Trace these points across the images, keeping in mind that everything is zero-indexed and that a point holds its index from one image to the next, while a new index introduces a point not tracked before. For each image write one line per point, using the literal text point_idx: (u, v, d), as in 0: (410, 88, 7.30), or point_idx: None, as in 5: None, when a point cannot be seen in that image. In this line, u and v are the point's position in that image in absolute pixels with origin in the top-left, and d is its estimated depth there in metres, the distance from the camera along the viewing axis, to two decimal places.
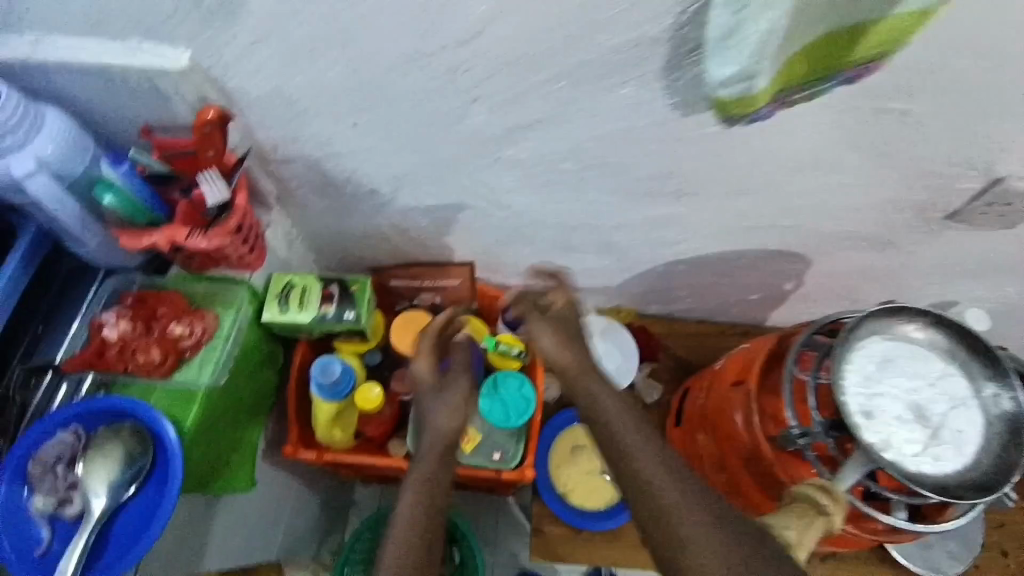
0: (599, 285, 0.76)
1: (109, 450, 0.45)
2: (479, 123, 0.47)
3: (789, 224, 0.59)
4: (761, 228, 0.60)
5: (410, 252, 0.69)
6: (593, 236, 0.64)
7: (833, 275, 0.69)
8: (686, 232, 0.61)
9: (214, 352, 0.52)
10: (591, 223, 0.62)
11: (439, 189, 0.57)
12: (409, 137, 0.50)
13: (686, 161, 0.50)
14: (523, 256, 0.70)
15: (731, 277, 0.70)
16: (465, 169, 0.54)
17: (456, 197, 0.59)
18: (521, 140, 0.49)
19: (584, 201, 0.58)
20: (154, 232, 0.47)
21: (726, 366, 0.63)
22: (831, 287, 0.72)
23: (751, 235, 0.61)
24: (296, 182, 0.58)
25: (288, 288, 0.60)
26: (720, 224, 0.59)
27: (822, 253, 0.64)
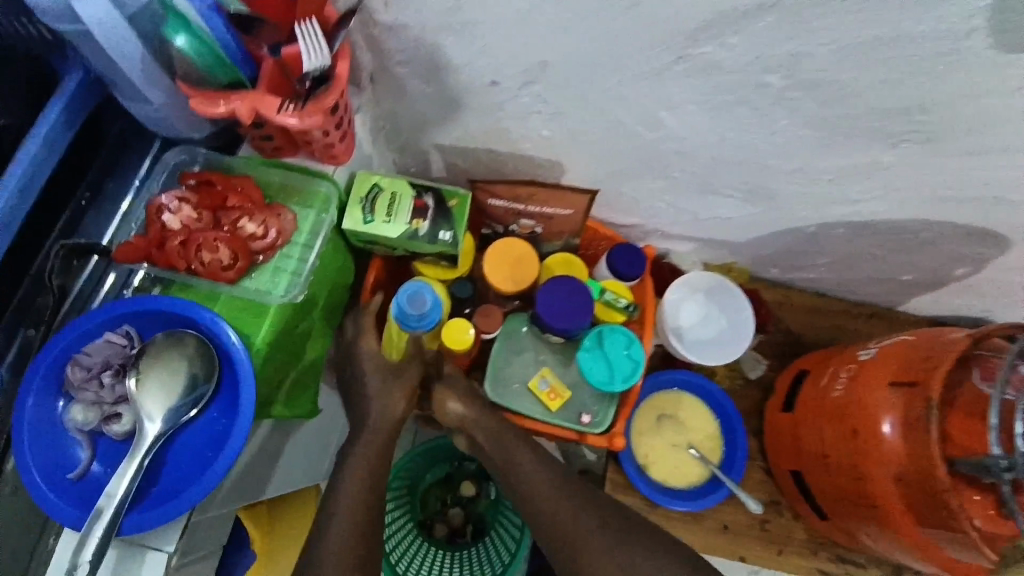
0: (723, 237, 0.65)
1: (164, 363, 0.39)
2: None
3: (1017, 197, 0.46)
4: (975, 195, 0.47)
5: (514, 168, 0.58)
6: (750, 178, 0.52)
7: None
8: (873, 188, 0.49)
9: (290, 259, 0.43)
10: (752, 163, 0.50)
11: (581, 91, 0.45)
12: (576, 11, 0.37)
13: (940, 91, 0.38)
14: (648, 190, 0.58)
15: (890, 250, 0.58)
16: (630, 65, 0.41)
17: (597, 108, 0.47)
18: (727, 32, 0.37)
19: (764, 131, 0.45)
20: (234, 97, 0.37)
21: (875, 358, 0.53)
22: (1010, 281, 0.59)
23: (953, 201, 0.49)
24: (400, 58, 0.46)
25: (374, 192, 0.50)
26: (920, 184, 0.47)
27: None
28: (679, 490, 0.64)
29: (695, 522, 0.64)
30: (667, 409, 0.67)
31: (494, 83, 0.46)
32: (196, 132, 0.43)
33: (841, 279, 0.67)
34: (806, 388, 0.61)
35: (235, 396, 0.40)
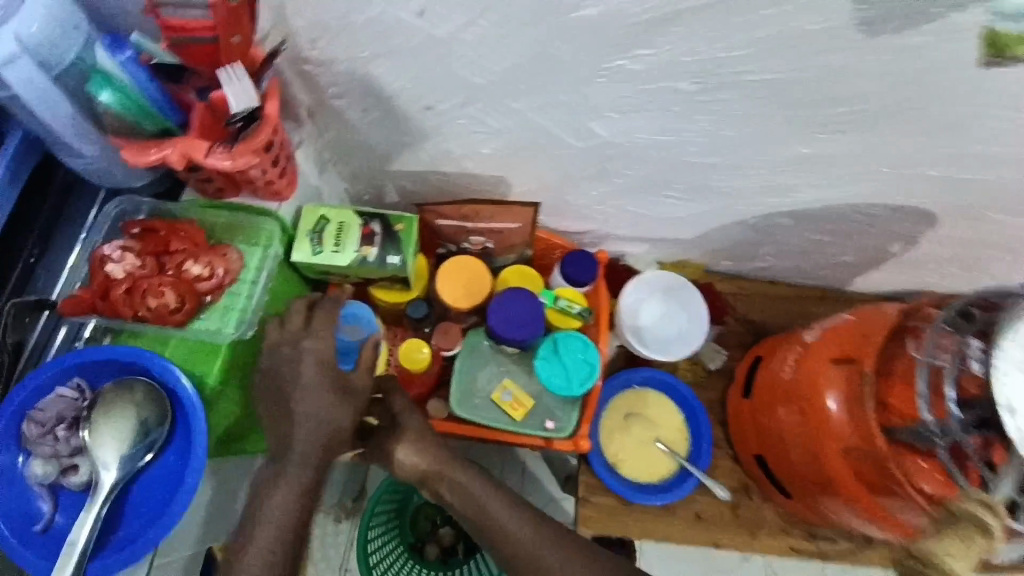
0: (674, 235, 0.67)
1: (118, 412, 0.39)
2: (589, 16, 0.38)
3: (931, 174, 0.50)
4: (893, 176, 0.50)
5: (462, 186, 0.60)
6: (686, 176, 0.55)
7: (955, 241, 0.59)
8: (799, 176, 0.52)
9: (238, 297, 0.44)
10: (684, 161, 0.53)
11: (513, 109, 0.47)
12: (494, 34, 0.40)
13: (842, 83, 0.41)
14: (594, 197, 0.60)
15: (824, 233, 0.62)
16: (553, 81, 0.44)
17: (530, 123, 0.49)
18: (637, 44, 0.39)
19: (691, 131, 0.48)
20: (166, 145, 0.38)
21: (822, 337, 0.55)
22: (945, 256, 0.62)
23: (874, 182, 0.52)
24: (336, 92, 0.48)
25: (322, 223, 0.51)
26: (840, 169, 0.51)
27: (955, 213, 0.55)
28: (650, 484, 0.65)
29: (667, 513, 0.66)
30: (634, 407, 0.68)
31: (430, 107, 0.48)
32: (138, 179, 0.44)
33: (788, 266, 0.71)
34: (762, 373, 0.63)
35: (188, 440, 0.40)
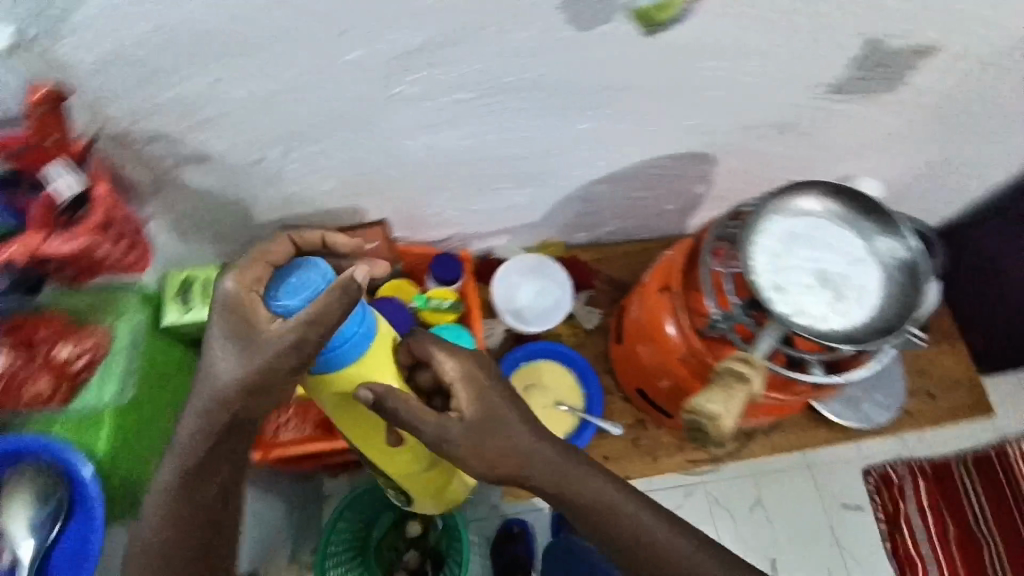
0: (449, 219, 0.94)
1: (19, 495, 0.59)
2: (246, 71, 0.61)
3: (584, 125, 0.80)
4: (522, 144, 0.81)
5: (243, 206, 0.80)
6: (468, 174, 0.85)
7: (636, 176, 0.93)
8: (523, 150, 0.82)
9: (114, 364, 0.67)
10: (468, 169, 0.83)
11: (253, 146, 0.71)
12: (225, 98, 0.64)
13: (521, 71, 0.69)
14: (379, 203, 0.87)
15: (561, 204, 0.97)
16: (274, 112, 0.67)
17: (331, 130, 0.72)
18: (295, 95, 0.66)
19: (381, 147, 0.76)
20: (14, 245, 0.55)
21: (653, 280, 0.93)
22: (666, 184, 0.96)
23: (533, 160, 0.84)
24: (172, 161, 0.69)
25: (184, 285, 0.78)
26: (533, 152, 0.83)
27: (611, 151, 0.86)
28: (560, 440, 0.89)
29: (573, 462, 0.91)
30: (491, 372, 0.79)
31: (259, 159, 0.73)
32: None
33: (573, 226, 1.03)
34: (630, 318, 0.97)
35: (87, 524, 0.61)
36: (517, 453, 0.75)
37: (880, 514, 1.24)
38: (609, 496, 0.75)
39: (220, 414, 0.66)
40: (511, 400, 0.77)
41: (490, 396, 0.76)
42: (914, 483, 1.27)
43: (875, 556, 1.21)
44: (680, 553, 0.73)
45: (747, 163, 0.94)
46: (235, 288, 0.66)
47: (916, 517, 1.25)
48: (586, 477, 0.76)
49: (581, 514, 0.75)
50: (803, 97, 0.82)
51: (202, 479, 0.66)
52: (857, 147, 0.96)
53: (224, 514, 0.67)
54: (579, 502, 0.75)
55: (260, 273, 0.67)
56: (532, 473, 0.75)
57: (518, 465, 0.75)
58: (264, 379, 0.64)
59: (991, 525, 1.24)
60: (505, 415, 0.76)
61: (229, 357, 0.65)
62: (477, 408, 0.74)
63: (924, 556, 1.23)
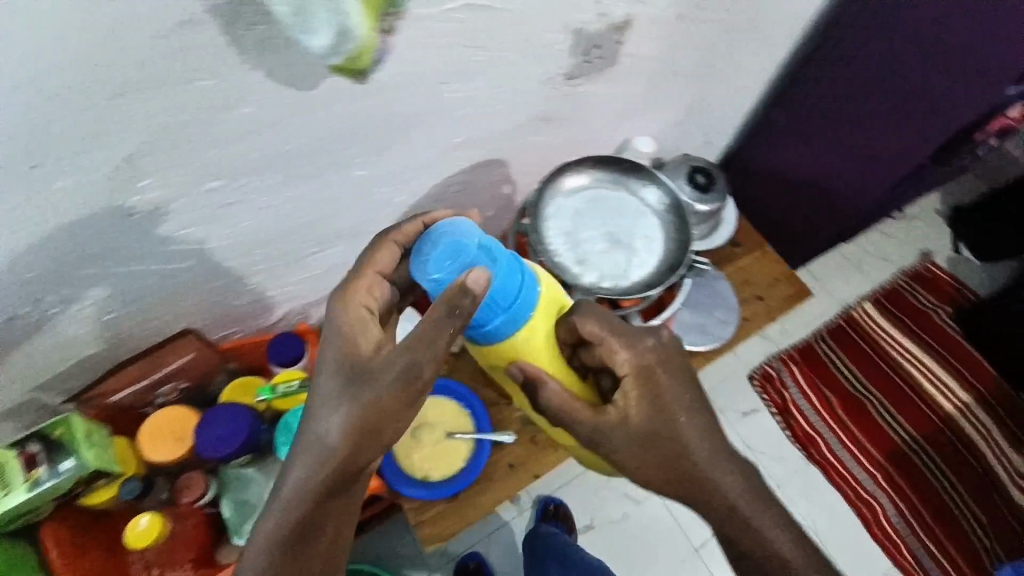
0: (429, 160, 0.73)
1: None
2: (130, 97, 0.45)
3: (460, 115, 0.68)
4: (430, 131, 0.68)
5: (125, 253, 0.58)
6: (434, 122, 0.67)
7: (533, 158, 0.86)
8: (434, 125, 0.67)
9: None
10: (266, 179, 0.61)
11: (70, 186, 0.49)
12: None
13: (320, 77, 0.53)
14: (271, 225, 0.67)
15: (540, 128, 0.80)
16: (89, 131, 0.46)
17: (199, 173, 0.55)
18: (137, 97, 0.46)
19: (290, 140, 0.57)
20: None
21: None
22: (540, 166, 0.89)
23: (386, 153, 0.67)
24: None
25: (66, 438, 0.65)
26: (441, 126, 0.68)
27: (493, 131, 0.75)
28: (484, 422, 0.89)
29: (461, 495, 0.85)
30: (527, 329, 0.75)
31: (42, 164, 0.46)
32: None
33: (578, 145, 0.89)
34: None
35: None
36: (699, 444, 0.59)
37: (771, 407, 1.45)
38: (720, 482, 0.59)
39: (342, 450, 0.54)
40: (703, 405, 0.61)
41: (684, 405, 0.60)
42: (788, 368, 1.49)
43: (783, 461, 1.41)
44: (769, 529, 0.58)
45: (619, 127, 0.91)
46: (357, 307, 0.56)
47: (802, 398, 1.47)
48: (704, 452, 0.59)
49: (701, 498, 0.59)
50: (716, 25, 0.81)
51: (325, 509, 0.55)
52: (845, 100, 0.99)
53: (342, 492, 0.55)
54: (685, 467, 0.59)
55: (380, 275, 0.59)
56: (701, 448, 0.59)
57: (686, 443, 0.59)
58: (373, 407, 0.53)
59: (870, 392, 1.49)
60: (692, 415, 0.60)
61: (340, 408, 0.53)
62: (646, 411, 0.59)
63: (821, 433, 1.44)
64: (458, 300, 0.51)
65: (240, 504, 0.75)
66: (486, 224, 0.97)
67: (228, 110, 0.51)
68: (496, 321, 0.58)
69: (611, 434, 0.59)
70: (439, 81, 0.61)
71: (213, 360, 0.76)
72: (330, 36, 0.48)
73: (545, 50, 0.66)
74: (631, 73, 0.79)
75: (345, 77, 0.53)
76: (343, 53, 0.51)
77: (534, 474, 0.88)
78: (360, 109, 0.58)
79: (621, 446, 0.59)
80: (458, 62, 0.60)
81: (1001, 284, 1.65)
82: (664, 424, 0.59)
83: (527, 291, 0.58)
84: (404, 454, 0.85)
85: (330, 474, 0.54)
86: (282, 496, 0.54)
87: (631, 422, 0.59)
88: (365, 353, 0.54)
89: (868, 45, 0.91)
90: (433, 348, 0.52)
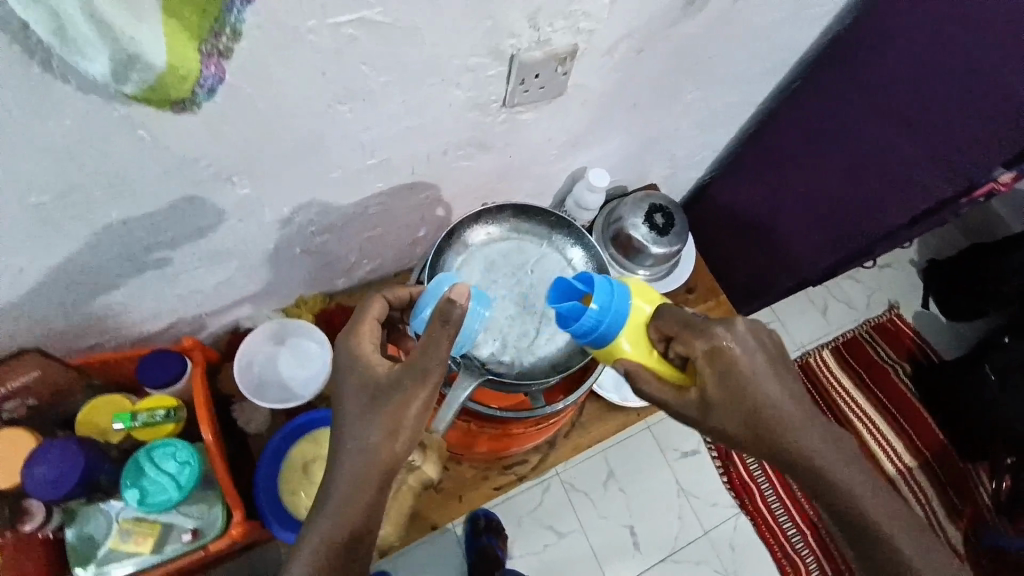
0: (335, 182, 0.64)
1: None
2: None
3: (366, 139, 0.59)
4: (328, 152, 0.58)
5: None
6: (334, 147, 0.58)
7: (469, 183, 0.77)
8: (331, 147, 0.58)
9: None
10: (113, 191, 0.51)
11: None
12: None
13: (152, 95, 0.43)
14: (134, 240, 0.58)
15: (474, 155, 0.70)
16: None
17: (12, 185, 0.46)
18: None
19: (134, 153, 0.48)
20: None
21: None
22: (480, 191, 0.80)
23: (276, 172, 0.58)
24: None
25: None
26: (343, 148, 0.59)
27: (415, 156, 0.66)
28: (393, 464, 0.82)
29: None
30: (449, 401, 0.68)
31: None
32: None
33: (521, 172, 0.80)
34: None
35: None
36: (799, 426, 0.54)
37: (712, 450, 1.37)
38: (834, 467, 0.53)
39: (383, 465, 0.48)
40: (784, 369, 0.55)
41: (768, 376, 0.54)
42: None
43: (715, 506, 1.33)
44: (886, 523, 0.53)
45: (570, 157, 0.82)
46: (365, 344, 0.52)
47: None
48: (809, 435, 0.54)
49: (818, 489, 0.54)
50: (681, 60, 0.72)
51: (373, 523, 0.48)
52: (803, 148, 0.89)
53: (378, 520, 0.49)
54: (792, 456, 0.53)
55: (378, 322, 0.54)
56: (802, 432, 0.53)
57: (783, 425, 0.53)
58: (398, 423, 0.47)
59: None
60: (781, 392, 0.54)
61: (370, 428, 0.48)
62: (729, 387, 0.53)
63: (758, 483, 1.36)
64: (450, 308, 0.46)
65: (86, 539, 0.66)
66: (416, 244, 0.87)
67: (38, 117, 0.42)
68: (592, 318, 0.57)
69: (700, 413, 0.55)
70: (328, 100, 0.52)
71: (66, 376, 0.67)
72: (109, 64, 0.37)
73: (467, 74, 0.56)
74: (580, 104, 0.70)
75: (164, 110, 0.44)
76: (139, 84, 0.40)
77: (431, 526, 0.81)
78: (226, 125, 0.49)
79: (713, 427, 0.55)
80: (354, 82, 0.51)
81: (964, 345, 1.61)
82: (753, 410, 0.53)
83: (619, 296, 0.58)
84: (290, 490, 0.78)
85: (372, 489, 0.48)
86: (327, 511, 0.47)
87: (720, 407, 0.54)
88: (383, 372, 0.49)
89: (830, 96, 0.82)
90: (435, 368, 0.47)
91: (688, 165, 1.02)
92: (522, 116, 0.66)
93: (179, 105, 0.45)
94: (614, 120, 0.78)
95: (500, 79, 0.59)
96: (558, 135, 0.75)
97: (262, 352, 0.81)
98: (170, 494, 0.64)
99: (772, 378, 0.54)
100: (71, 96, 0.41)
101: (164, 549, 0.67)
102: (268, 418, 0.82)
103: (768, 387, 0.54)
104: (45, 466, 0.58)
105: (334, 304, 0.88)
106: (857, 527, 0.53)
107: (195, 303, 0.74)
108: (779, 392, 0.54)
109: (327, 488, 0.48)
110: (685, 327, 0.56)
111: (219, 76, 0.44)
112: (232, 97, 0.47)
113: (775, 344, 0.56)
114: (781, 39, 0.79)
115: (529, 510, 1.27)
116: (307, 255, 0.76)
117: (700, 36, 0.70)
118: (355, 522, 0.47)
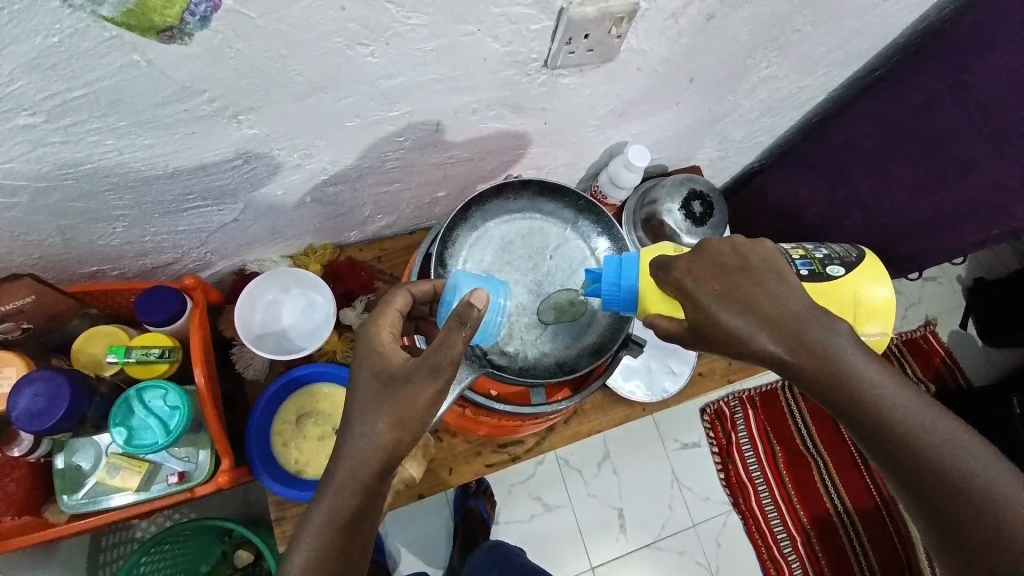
0: (352, 134, 0.59)
1: None
2: None
3: (389, 87, 0.53)
4: (346, 98, 0.53)
5: None
6: (351, 96, 0.53)
7: (497, 147, 0.71)
8: (350, 94, 0.52)
9: None
10: (105, 117, 0.46)
11: None
12: None
13: (133, 11, 0.37)
14: (133, 174, 0.54)
15: (507, 115, 0.64)
16: None
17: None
18: None
19: (125, 78, 0.43)
20: None
21: None
22: (508, 155, 0.74)
23: (287, 116, 0.53)
24: None
25: None
26: (363, 94, 0.53)
27: (445, 113, 0.60)
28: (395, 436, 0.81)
29: None
30: None
31: None
32: None
33: (555, 141, 0.73)
34: None
35: None
36: (825, 336, 0.46)
37: (712, 445, 1.34)
38: (883, 391, 0.46)
39: (386, 454, 0.45)
40: (777, 272, 0.50)
41: (758, 285, 0.49)
42: (745, 411, 1.37)
43: (707, 501, 1.31)
44: (956, 456, 0.44)
45: (611, 129, 0.75)
46: (384, 331, 0.50)
47: (748, 443, 1.35)
48: (847, 351, 0.46)
49: (864, 424, 0.46)
50: (756, 33, 0.63)
51: (373, 507, 0.45)
52: (874, 153, 0.80)
53: (375, 508, 0.46)
54: (836, 388, 0.46)
55: (400, 314, 0.53)
56: (835, 349, 0.46)
57: (801, 339, 0.46)
58: (407, 413, 0.44)
59: (819, 449, 1.37)
60: (784, 300, 0.48)
61: (376, 417, 0.45)
62: (735, 313, 0.48)
63: (755, 482, 1.33)
64: (467, 311, 0.44)
65: (74, 469, 0.67)
66: (434, 205, 0.82)
67: (16, 35, 0.37)
68: (610, 292, 0.57)
69: (696, 340, 0.51)
70: (347, 40, 0.46)
71: (63, 302, 0.66)
72: None
73: (509, 26, 0.49)
74: (631, 71, 0.62)
75: (149, 38, 0.39)
76: (117, 6, 0.36)
77: (419, 494, 0.80)
78: (230, 59, 0.44)
79: (712, 350, 0.50)
80: (377, 23, 0.45)
81: (996, 371, 1.52)
82: (756, 325, 0.47)
83: (630, 263, 0.57)
84: (280, 440, 0.78)
85: (374, 478, 0.44)
86: (329, 492, 0.44)
87: (714, 326, 0.48)
88: (397, 362, 0.47)
89: (919, 98, 0.73)
90: (447, 366, 0.44)
91: (735, 148, 0.94)
92: (567, 76, 0.59)
93: (171, 33, 0.40)
94: (665, 93, 0.70)
95: (546, 32, 0.51)
96: (599, 104, 0.68)
97: (265, 298, 0.79)
98: (156, 437, 0.63)
99: (780, 290, 0.48)
100: (58, 11, 0.36)
101: (150, 488, 0.67)
102: (266, 365, 0.80)
103: (780, 308, 0.47)
104: (29, 395, 0.59)
105: (344, 257, 0.86)
106: (925, 470, 0.44)
107: (199, 242, 0.72)
108: (791, 320, 0.47)
109: (328, 472, 0.45)
110: (665, 268, 0.53)
111: (213, 2, 0.38)
112: (236, 26, 0.41)
113: (758, 251, 0.51)
114: (870, 21, 0.69)
115: (521, 480, 1.26)
116: (318, 204, 0.72)
117: (783, 8, 0.61)
118: (356, 506, 0.44)
